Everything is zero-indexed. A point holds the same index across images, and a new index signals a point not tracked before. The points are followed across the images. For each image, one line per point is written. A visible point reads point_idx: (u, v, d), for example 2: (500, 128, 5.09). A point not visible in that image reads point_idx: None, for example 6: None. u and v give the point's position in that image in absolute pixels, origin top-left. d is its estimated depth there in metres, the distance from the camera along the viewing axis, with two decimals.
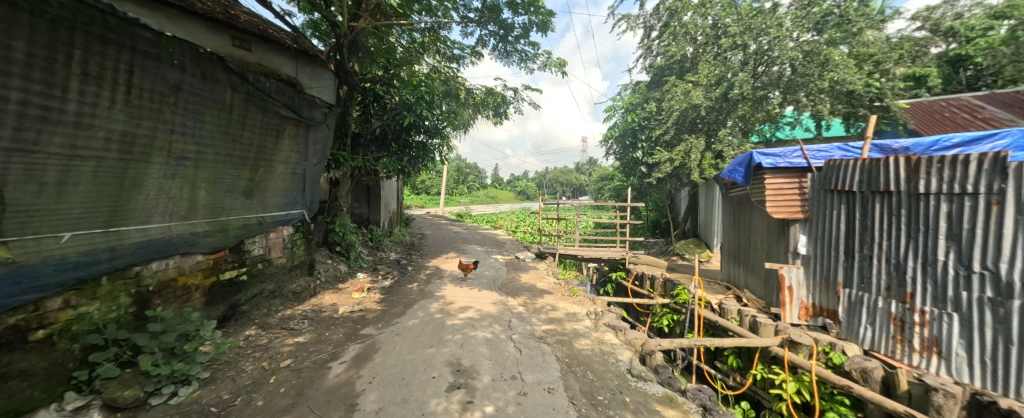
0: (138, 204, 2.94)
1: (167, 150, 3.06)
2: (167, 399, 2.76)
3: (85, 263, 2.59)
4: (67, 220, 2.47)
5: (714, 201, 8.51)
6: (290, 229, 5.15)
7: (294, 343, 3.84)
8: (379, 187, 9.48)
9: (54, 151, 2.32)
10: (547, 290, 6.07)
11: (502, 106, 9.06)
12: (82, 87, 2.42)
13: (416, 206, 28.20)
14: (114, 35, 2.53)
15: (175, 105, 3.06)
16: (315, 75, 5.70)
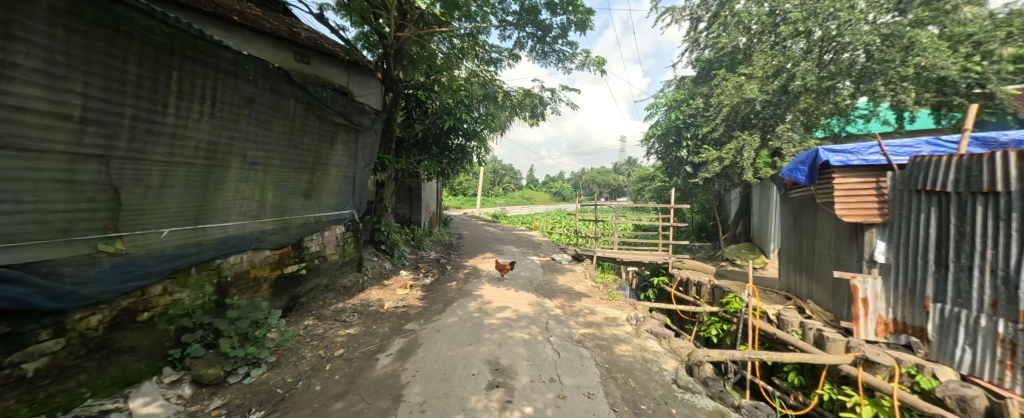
0: (219, 205, 3.25)
1: (241, 157, 3.35)
2: (243, 379, 3.05)
3: (179, 255, 2.93)
4: (166, 218, 2.80)
5: (771, 203, 7.95)
6: (341, 228, 5.45)
7: (346, 335, 4.06)
8: (419, 188, 9.80)
9: (157, 159, 2.64)
10: (585, 293, 5.97)
11: (539, 108, 9.04)
12: (178, 103, 2.71)
13: (453, 206, 28.87)
14: (202, 56, 2.79)
15: (248, 115, 3.33)
16: (364, 84, 6.30)
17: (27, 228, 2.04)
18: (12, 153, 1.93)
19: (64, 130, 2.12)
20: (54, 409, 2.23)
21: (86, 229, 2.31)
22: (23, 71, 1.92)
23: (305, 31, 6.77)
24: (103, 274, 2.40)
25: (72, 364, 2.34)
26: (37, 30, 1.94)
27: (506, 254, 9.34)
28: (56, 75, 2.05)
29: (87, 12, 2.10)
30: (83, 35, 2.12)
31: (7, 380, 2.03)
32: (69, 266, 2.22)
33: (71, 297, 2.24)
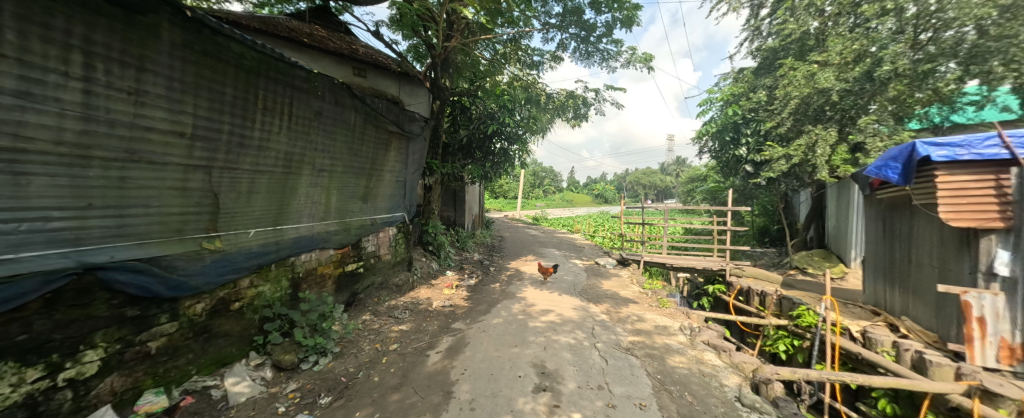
0: (294, 208, 3.55)
1: (311, 164, 3.65)
2: (313, 365, 3.29)
3: (262, 253, 3.23)
4: (252, 221, 3.10)
5: (853, 205, 7.15)
6: (394, 230, 5.71)
7: (399, 331, 4.24)
8: (463, 191, 10.04)
9: (246, 168, 2.95)
10: (632, 300, 5.76)
11: (582, 109, 8.87)
12: (262, 118, 3.02)
13: (494, 210, 29.23)
14: (281, 76, 3.09)
15: (318, 128, 3.63)
16: (414, 93, 7.13)
17: (152, 228, 2.36)
18: (142, 165, 2.25)
19: (179, 145, 2.44)
20: (170, 381, 2.61)
21: (194, 229, 2.63)
22: (151, 97, 2.24)
23: (363, 47, 7.28)
24: (206, 267, 2.70)
25: (183, 344, 2.69)
26: (161, 62, 2.26)
27: (548, 258, 9.28)
28: (174, 99, 2.37)
29: (196, 44, 2.41)
30: (193, 64, 2.43)
31: (136, 355, 2.41)
32: (181, 260, 2.52)
33: (183, 287, 2.57)
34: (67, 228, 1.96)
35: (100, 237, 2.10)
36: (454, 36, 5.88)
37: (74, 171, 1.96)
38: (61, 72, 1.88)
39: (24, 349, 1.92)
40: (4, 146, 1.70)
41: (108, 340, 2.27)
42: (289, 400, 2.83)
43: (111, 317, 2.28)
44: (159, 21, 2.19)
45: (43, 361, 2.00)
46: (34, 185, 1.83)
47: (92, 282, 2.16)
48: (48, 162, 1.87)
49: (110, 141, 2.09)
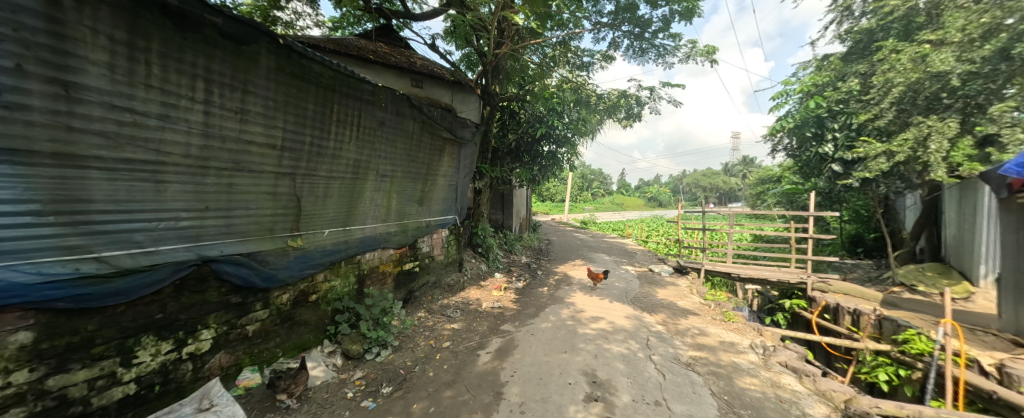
0: (360, 211, 3.81)
1: (375, 170, 3.90)
2: (375, 356, 3.50)
3: (336, 251, 3.50)
4: (327, 221, 3.40)
5: (982, 209, 6.08)
6: (446, 232, 5.81)
7: (451, 329, 4.36)
8: (511, 194, 10.12)
9: (322, 174, 3.25)
10: (692, 311, 5.41)
11: (634, 108, 8.53)
12: (336, 130, 3.30)
13: (541, 213, 29.20)
14: (352, 91, 3.36)
15: (382, 137, 3.88)
16: (465, 100, 7.48)
17: (250, 227, 2.70)
18: (245, 173, 2.60)
19: (272, 156, 2.77)
20: (263, 361, 2.92)
21: (282, 229, 2.95)
22: (253, 115, 2.59)
23: (420, 60, 7.67)
24: (290, 262, 3.01)
25: (272, 329, 2.99)
26: (260, 84, 2.59)
27: (598, 263, 9.03)
28: (268, 116, 2.70)
29: (286, 67, 2.72)
30: (283, 85, 2.75)
31: (237, 336, 2.72)
32: (271, 255, 2.85)
33: (273, 279, 2.89)
34: (191, 227, 2.32)
35: (214, 234, 2.46)
36: (504, 43, 5.95)
37: (196, 178, 2.32)
38: (189, 98, 2.22)
39: (157, 326, 2.26)
40: (149, 160, 2.08)
41: (218, 321, 2.59)
42: (356, 387, 3.03)
43: (222, 302, 2.60)
44: (259, 50, 2.52)
45: (173, 337, 2.34)
46: (170, 191, 2.20)
47: (208, 271, 2.47)
48: (180, 172, 2.23)
49: (222, 153, 2.44)
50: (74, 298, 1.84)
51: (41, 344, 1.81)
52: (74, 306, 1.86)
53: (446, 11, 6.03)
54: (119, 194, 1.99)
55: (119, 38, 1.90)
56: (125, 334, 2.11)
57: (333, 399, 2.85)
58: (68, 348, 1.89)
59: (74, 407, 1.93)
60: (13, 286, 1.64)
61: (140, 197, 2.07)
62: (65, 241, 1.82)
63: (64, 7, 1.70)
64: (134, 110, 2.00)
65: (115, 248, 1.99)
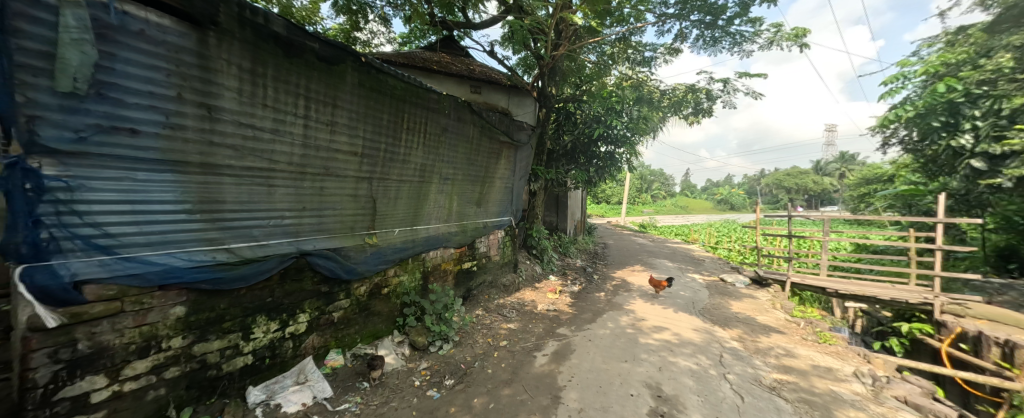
0: (426, 211, 4.01)
1: (439, 174, 4.08)
2: (438, 349, 3.63)
3: (405, 248, 3.72)
4: (397, 221, 3.62)
5: None
6: (503, 232, 5.84)
7: (508, 328, 4.40)
8: (566, 196, 9.97)
9: (394, 178, 3.48)
10: (775, 328, 4.87)
11: (703, 103, 7.90)
12: (407, 137, 3.52)
13: (596, 216, 28.43)
14: (420, 100, 3.56)
15: (445, 142, 4.05)
16: (521, 103, 7.51)
17: (336, 226, 2.99)
18: (333, 178, 2.89)
19: (354, 162, 3.04)
20: (345, 345, 3.17)
21: (361, 227, 3.21)
22: (340, 126, 2.87)
23: (478, 66, 7.88)
24: (368, 257, 3.25)
25: (352, 317, 3.23)
26: (346, 99, 2.87)
27: (659, 269, 8.55)
28: (351, 127, 2.97)
29: (367, 82, 2.98)
30: (364, 98, 3.01)
31: (325, 321, 2.99)
32: (352, 251, 3.11)
33: (354, 272, 3.13)
34: (292, 225, 2.64)
35: (309, 231, 2.77)
36: (562, 44, 5.91)
37: (296, 182, 2.63)
38: (293, 113, 2.53)
39: (268, 309, 2.57)
40: (264, 168, 2.42)
41: (311, 307, 2.87)
42: (422, 376, 3.18)
43: (315, 290, 2.88)
44: (346, 68, 2.79)
45: (278, 318, 2.65)
46: (277, 194, 2.52)
47: (304, 263, 2.77)
48: (285, 178, 2.55)
49: (316, 160, 2.74)
50: (213, 280, 2.21)
51: (190, 317, 2.19)
52: (212, 288, 2.22)
53: (504, 18, 6.14)
54: (243, 197, 2.33)
55: (246, 66, 2.22)
56: (246, 312, 2.45)
57: (402, 385, 3.00)
58: (208, 321, 2.26)
59: (211, 370, 2.31)
60: (173, 268, 2.04)
61: (256, 199, 2.41)
62: (206, 234, 2.20)
63: (208, 44, 2.04)
64: (254, 126, 2.33)
65: (239, 241, 2.35)
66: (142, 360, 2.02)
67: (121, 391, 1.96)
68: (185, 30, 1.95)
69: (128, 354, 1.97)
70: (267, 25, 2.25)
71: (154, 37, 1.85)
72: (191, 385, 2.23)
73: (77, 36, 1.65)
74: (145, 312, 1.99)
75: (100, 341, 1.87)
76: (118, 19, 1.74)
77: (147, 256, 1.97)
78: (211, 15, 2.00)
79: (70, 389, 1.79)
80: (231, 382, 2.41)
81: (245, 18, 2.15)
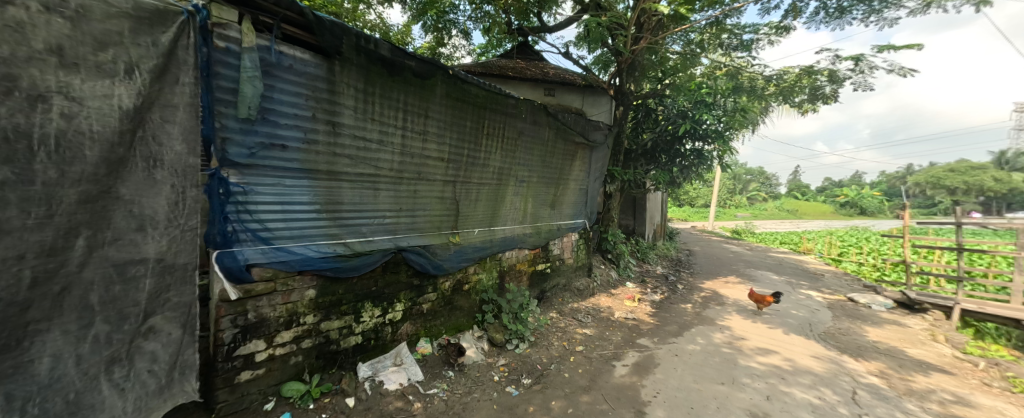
0: (503, 213, 4.09)
1: (515, 176, 4.13)
2: (515, 348, 3.65)
3: (484, 248, 3.84)
4: (477, 222, 3.76)
5: None
6: (577, 235, 5.69)
7: (584, 334, 4.27)
8: (644, 199, 9.40)
9: (475, 181, 3.61)
10: (934, 367, 3.91)
11: (824, 87, 6.44)
12: (487, 142, 3.64)
13: (678, 220, 26.35)
14: (499, 106, 3.67)
15: (521, 145, 4.09)
16: (597, 102, 7.24)
17: (426, 225, 3.20)
18: (424, 182, 3.10)
19: (441, 167, 3.23)
20: (433, 334, 3.35)
21: (446, 227, 3.39)
22: (431, 134, 3.08)
23: (552, 69, 7.86)
24: (452, 254, 3.43)
25: (438, 310, 3.40)
26: (436, 110, 3.08)
27: (756, 282, 7.57)
28: (440, 135, 3.17)
29: (452, 93, 3.15)
30: (451, 107, 3.20)
31: (416, 312, 3.19)
32: (439, 249, 3.31)
33: (441, 268, 3.32)
34: (391, 224, 2.90)
35: (404, 230, 3.01)
36: (643, 36, 5.72)
37: (395, 186, 2.88)
38: (394, 125, 2.79)
39: (373, 296, 2.84)
40: (371, 174, 2.70)
41: (406, 297, 3.09)
42: (500, 372, 3.22)
43: (409, 282, 3.10)
44: (436, 81, 3.00)
45: (381, 305, 2.91)
46: (381, 196, 2.79)
47: (401, 258, 3.01)
48: (387, 182, 2.81)
49: (411, 166, 2.97)
50: (335, 269, 2.52)
51: (318, 299, 2.51)
52: (334, 275, 2.54)
53: (579, 18, 6.06)
54: (356, 199, 2.63)
55: (360, 87, 2.53)
56: (357, 298, 2.74)
57: (483, 379, 3.07)
58: (330, 304, 2.58)
59: (332, 346, 2.62)
60: (309, 258, 2.38)
61: (365, 201, 2.69)
62: (329, 230, 2.52)
63: (334, 71, 2.37)
64: (365, 137, 2.61)
65: (353, 236, 2.65)
66: (287, 331, 2.37)
67: (273, 355, 2.32)
68: (319, 61, 2.29)
69: (279, 325, 2.32)
70: (377, 49, 2.53)
71: (299, 69, 2.21)
72: (319, 356, 2.56)
73: (251, 74, 2.01)
74: (289, 292, 2.35)
75: (260, 314, 2.22)
76: (277, 57, 2.11)
77: (290, 246, 2.32)
78: (336, 47, 2.32)
79: (243, 348, 2.17)
80: (345, 357, 2.71)
81: (360, 46, 2.45)
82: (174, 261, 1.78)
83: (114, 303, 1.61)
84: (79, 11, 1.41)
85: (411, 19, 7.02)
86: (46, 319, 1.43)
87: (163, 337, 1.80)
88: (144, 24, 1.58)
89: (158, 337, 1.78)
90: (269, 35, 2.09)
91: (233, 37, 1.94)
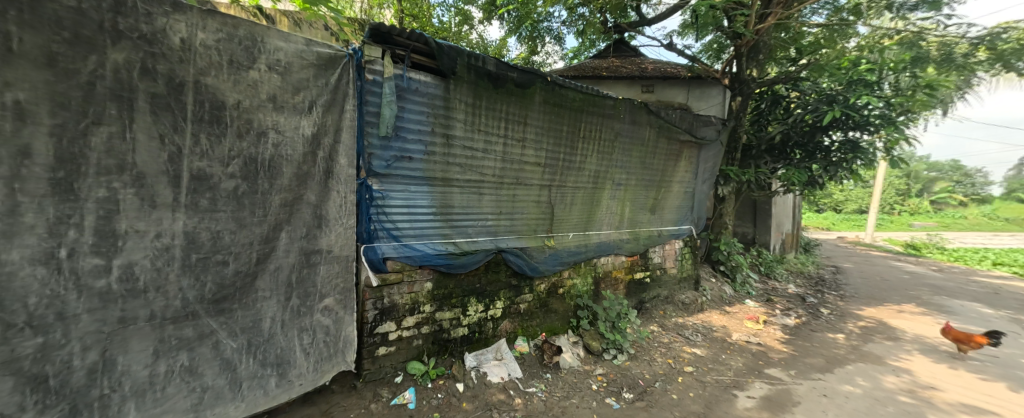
0: (598, 217, 3.92)
1: (612, 179, 3.94)
2: (613, 358, 3.43)
3: (580, 252, 3.73)
4: (573, 226, 3.67)
5: None
6: (681, 243, 5.14)
7: (693, 353, 3.82)
8: (770, 203, 8.05)
9: (570, 185, 3.54)
10: None
11: None
12: (583, 146, 3.54)
13: (817, 230, 21.80)
14: (595, 108, 3.55)
15: (619, 147, 3.89)
16: (705, 95, 6.58)
17: (523, 228, 3.25)
18: (523, 187, 3.16)
19: (538, 172, 3.25)
20: (530, 334, 3.36)
21: (542, 230, 3.40)
22: (530, 141, 3.12)
23: (650, 63, 7.42)
24: (549, 257, 3.42)
25: (534, 311, 3.40)
26: (536, 116, 3.11)
27: (942, 314, 5.78)
28: (538, 141, 3.19)
29: (550, 99, 3.16)
30: (549, 113, 3.20)
31: (514, 311, 3.25)
32: (536, 251, 3.32)
33: (537, 270, 3.32)
34: (493, 226, 3.01)
35: (504, 232, 3.10)
36: (772, 13, 5.00)
37: (497, 191, 2.99)
38: (497, 134, 2.90)
39: (477, 292, 2.98)
40: (477, 179, 2.84)
41: (505, 295, 3.17)
42: (598, 381, 3.07)
43: (508, 282, 3.18)
44: (535, 89, 3.04)
45: (485, 300, 3.04)
46: (485, 200, 2.92)
47: (501, 259, 3.10)
48: (489, 186, 2.93)
49: (511, 171, 3.05)
50: (448, 265, 2.71)
51: (434, 291, 2.73)
52: (447, 271, 2.73)
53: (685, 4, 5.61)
54: (464, 202, 2.80)
55: (469, 101, 2.69)
56: (465, 293, 2.91)
57: (581, 385, 2.96)
58: (444, 296, 2.78)
59: (444, 335, 2.82)
60: (429, 255, 2.61)
61: (471, 205, 2.85)
62: (442, 231, 2.73)
63: (449, 90, 2.57)
64: (472, 147, 2.77)
65: (461, 237, 2.83)
66: (411, 316, 2.62)
67: (401, 336, 2.59)
68: (439, 82, 2.52)
69: (405, 310, 2.59)
70: (484, 65, 2.68)
71: (423, 91, 2.46)
72: (435, 341, 2.78)
73: (390, 98, 2.30)
74: (413, 283, 2.59)
75: (392, 300, 2.51)
76: (408, 82, 2.38)
77: (414, 244, 2.58)
78: (452, 67, 2.51)
79: (380, 327, 2.48)
80: (454, 346, 2.89)
81: (470, 64, 2.61)
82: (339, 253, 2.19)
83: (301, 281, 2.04)
84: (286, 67, 1.90)
85: (508, 32, 7.29)
86: (268, 287, 1.93)
87: (331, 313, 2.20)
88: (322, 69, 2.02)
89: (328, 313, 2.18)
90: (402, 65, 2.36)
91: (378, 70, 2.27)
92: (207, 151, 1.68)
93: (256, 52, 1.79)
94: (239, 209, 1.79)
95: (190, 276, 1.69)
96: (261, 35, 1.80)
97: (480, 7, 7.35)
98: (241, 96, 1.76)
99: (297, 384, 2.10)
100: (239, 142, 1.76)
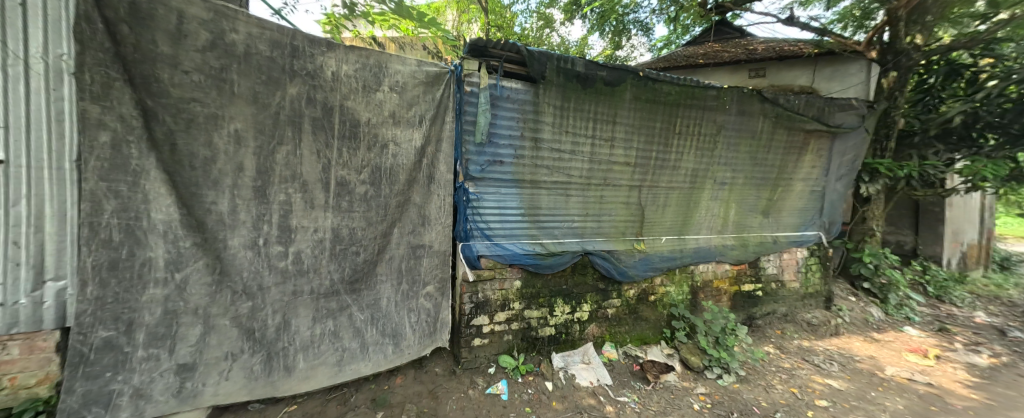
0: (696, 219, 3.61)
1: (713, 178, 3.59)
2: (717, 378, 3.12)
3: (674, 258, 3.48)
4: (666, 229, 3.46)
5: None
6: (805, 253, 4.42)
7: (827, 385, 3.26)
8: (936, 205, 6.43)
9: (663, 185, 3.33)
10: None
11: None
12: (679, 142, 3.31)
13: (1013, 240, 16.58)
14: (695, 101, 3.28)
15: (722, 142, 3.54)
16: (838, 74, 5.59)
17: (611, 231, 3.17)
18: (611, 187, 3.08)
19: (628, 172, 3.13)
20: (618, 341, 3.25)
21: (631, 233, 3.27)
22: (619, 140, 3.03)
23: (762, 44, 6.59)
24: (639, 261, 3.27)
25: (623, 317, 3.29)
26: (626, 114, 3.01)
27: None
28: (628, 140, 3.08)
29: (642, 95, 3.03)
30: (641, 110, 3.07)
31: (602, 315, 3.19)
32: (624, 255, 3.20)
33: (627, 274, 3.19)
34: (579, 227, 3.00)
35: (591, 233, 3.07)
36: None
37: (585, 192, 2.98)
38: (585, 134, 2.88)
39: (564, 294, 3.00)
40: (564, 180, 2.87)
41: (592, 299, 3.13)
42: (700, 401, 2.83)
43: (595, 285, 3.13)
44: (626, 86, 2.94)
45: (572, 302, 3.04)
46: (572, 201, 2.93)
47: (587, 261, 3.07)
48: (575, 187, 2.93)
49: (599, 171, 3.00)
50: (536, 265, 2.78)
51: (523, 289, 2.82)
52: (536, 271, 2.81)
53: None
54: (551, 204, 2.85)
55: (558, 104, 2.73)
56: (552, 293, 2.95)
57: (680, 403, 2.77)
58: (532, 295, 2.87)
59: (532, 333, 2.90)
60: (518, 255, 2.71)
61: (558, 205, 2.88)
62: (529, 232, 2.81)
63: (539, 94, 2.65)
64: (560, 148, 2.80)
65: (548, 237, 2.88)
66: (502, 312, 2.76)
67: (494, 330, 2.74)
68: (530, 88, 2.62)
69: (497, 306, 2.73)
70: (573, 67, 2.68)
71: (514, 97, 2.57)
72: (524, 338, 2.87)
73: (485, 107, 2.47)
74: (504, 280, 2.73)
75: (486, 295, 2.67)
76: (500, 90, 2.52)
77: (504, 243, 2.70)
78: (542, 72, 2.58)
79: (475, 320, 2.66)
80: (542, 345, 2.95)
81: (560, 67, 2.65)
82: (440, 248, 2.41)
83: (410, 270, 2.31)
84: (403, 87, 2.17)
85: (591, 30, 7.17)
86: (386, 273, 2.23)
87: (432, 299, 2.43)
88: (430, 86, 2.26)
89: (430, 299, 2.41)
90: (495, 74, 2.51)
91: (475, 82, 2.45)
92: (347, 161, 2.02)
93: (382, 76, 2.09)
94: (368, 210, 2.10)
95: (335, 262, 2.04)
96: (385, 61, 2.10)
97: (562, 9, 7.35)
98: (370, 114, 2.07)
99: (407, 352, 2.36)
100: (368, 154, 2.08)
